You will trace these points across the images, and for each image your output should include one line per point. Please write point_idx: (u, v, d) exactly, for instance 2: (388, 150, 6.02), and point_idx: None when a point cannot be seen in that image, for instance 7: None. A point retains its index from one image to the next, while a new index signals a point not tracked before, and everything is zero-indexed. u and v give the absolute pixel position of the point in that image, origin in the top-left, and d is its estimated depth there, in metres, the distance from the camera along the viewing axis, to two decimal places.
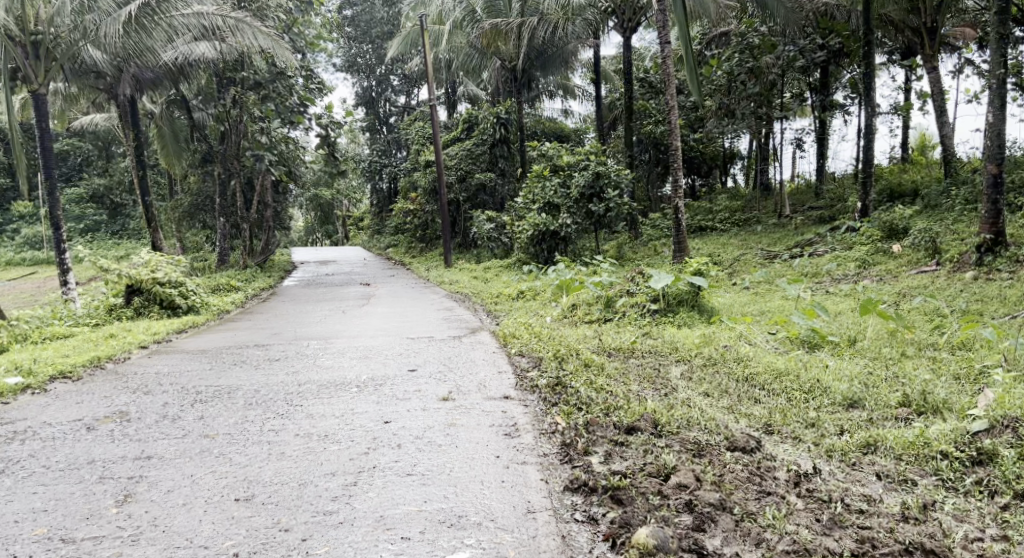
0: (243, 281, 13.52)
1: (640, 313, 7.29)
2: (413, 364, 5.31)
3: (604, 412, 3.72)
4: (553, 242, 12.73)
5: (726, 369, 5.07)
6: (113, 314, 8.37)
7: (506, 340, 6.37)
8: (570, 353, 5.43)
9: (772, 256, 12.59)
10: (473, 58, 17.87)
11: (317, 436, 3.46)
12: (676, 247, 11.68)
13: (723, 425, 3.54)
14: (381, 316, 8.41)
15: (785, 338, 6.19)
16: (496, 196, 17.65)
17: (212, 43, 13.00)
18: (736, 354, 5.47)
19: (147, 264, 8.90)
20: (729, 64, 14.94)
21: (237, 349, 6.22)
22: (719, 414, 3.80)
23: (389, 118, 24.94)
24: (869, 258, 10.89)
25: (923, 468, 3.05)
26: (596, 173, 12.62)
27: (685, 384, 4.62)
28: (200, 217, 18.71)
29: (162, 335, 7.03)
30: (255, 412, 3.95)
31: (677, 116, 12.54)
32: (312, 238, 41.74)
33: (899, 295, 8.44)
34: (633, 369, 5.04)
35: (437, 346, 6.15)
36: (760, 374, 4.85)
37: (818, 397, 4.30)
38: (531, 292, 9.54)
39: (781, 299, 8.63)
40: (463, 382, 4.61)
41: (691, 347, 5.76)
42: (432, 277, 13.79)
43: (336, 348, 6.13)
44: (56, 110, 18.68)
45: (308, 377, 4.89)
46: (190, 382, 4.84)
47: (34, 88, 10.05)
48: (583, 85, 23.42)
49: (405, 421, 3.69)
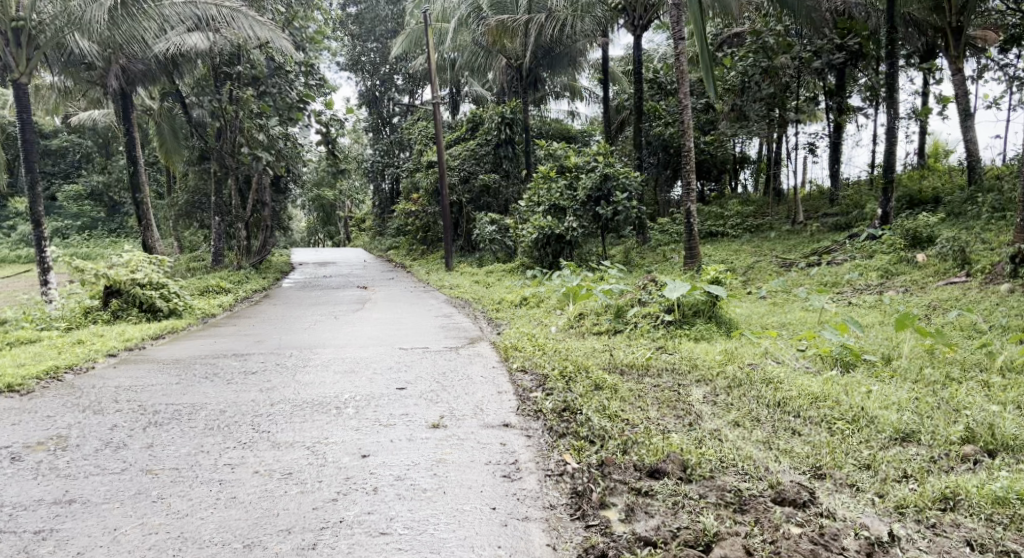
0: (235, 282, 12.98)
1: (653, 325, 6.71)
2: (404, 380, 4.75)
3: (622, 446, 3.16)
4: (559, 246, 12.16)
5: (754, 392, 4.54)
6: (89, 317, 7.82)
7: (507, 353, 5.80)
8: (579, 371, 4.88)
9: (788, 263, 12.02)
10: (478, 56, 17.30)
11: (279, 475, 2.92)
12: (688, 252, 11.13)
13: (763, 467, 2.98)
14: (374, 323, 7.86)
15: (815, 356, 5.60)
16: (500, 198, 17.12)
17: (205, 34, 12.54)
18: (763, 374, 4.92)
19: (127, 264, 8.33)
20: (744, 64, 14.35)
21: (213, 360, 5.68)
22: (757, 450, 3.25)
23: (392, 118, 23.78)
24: (892, 267, 10.33)
25: (1022, 535, 2.52)
26: (604, 175, 12.05)
27: (710, 411, 4.08)
28: (197, 216, 18.23)
29: (136, 341, 6.49)
30: (213, 439, 3.41)
31: (690, 115, 11.87)
32: (314, 239, 41.20)
33: (929, 308, 7.86)
34: (651, 391, 4.48)
35: (432, 359, 5.58)
36: (794, 399, 4.33)
37: (864, 428, 3.76)
38: (534, 299, 8.97)
39: (802, 311, 8.05)
40: (456, 405, 4.04)
41: (712, 365, 5.21)
42: (432, 281, 13.28)
43: (320, 360, 5.56)
44: (53, 105, 18.22)
45: (285, 395, 4.33)
46: (150, 398, 4.30)
47: (15, 77, 9.54)
48: (591, 86, 22.87)
49: (387, 456, 3.14)
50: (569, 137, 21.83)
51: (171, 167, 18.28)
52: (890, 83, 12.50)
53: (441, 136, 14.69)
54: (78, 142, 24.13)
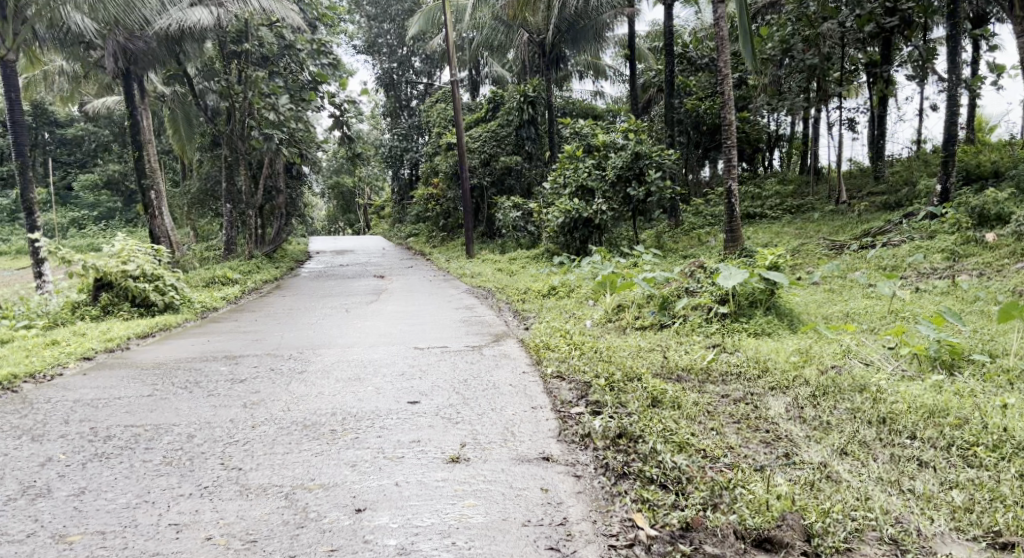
0: (244, 272, 12.24)
1: (705, 318, 5.82)
2: (417, 392, 3.93)
3: (710, 498, 2.49)
4: (587, 230, 11.27)
5: (848, 403, 3.68)
6: (77, 314, 7.11)
7: (539, 353, 4.96)
8: (629, 379, 4.04)
9: (838, 246, 11.01)
10: (499, 31, 16.30)
11: (240, 546, 2.23)
12: (729, 235, 10.12)
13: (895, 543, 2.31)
14: (387, 317, 7.05)
15: (907, 355, 4.67)
16: (523, 180, 16.16)
17: (207, 7, 11.57)
18: (852, 378, 4.05)
19: (118, 254, 7.52)
20: (784, 35, 13.20)
21: (197, 364, 4.88)
22: (884, 490, 2.54)
23: (410, 102, 23.06)
24: (959, 248, 9.25)
25: None
26: (636, 153, 10.99)
27: (804, 433, 3.25)
28: (211, 204, 17.54)
29: (117, 342, 5.72)
30: (165, 479, 2.65)
31: (729, 86, 10.63)
32: (334, 227, 40.39)
33: (1013, 294, 6.79)
34: (722, 405, 3.63)
35: (451, 363, 4.74)
36: (904, 414, 3.45)
37: (1017, 459, 2.97)
38: (564, 288, 8.05)
39: (865, 299, 7.08)
40: (481, 428, 3.24)
41: (786, 368, 4.32)
42: (453, 269, 12.51)
43: (321, 364, 4.76)
44: (62, 91, 17.64)
45: (272, 415, 3.53)
46: (107, 417, 3.50)
47: (2, 53, 8.90)
48: (616, 64, 21.74)
49: (392, 513, 2.43)
50: (595, 117, 20.71)
51: (184, 154, 17.71)
52: (948, 50, 11.21)
53: (460, 117, 13.75)
54: (93, 131, 23.45)
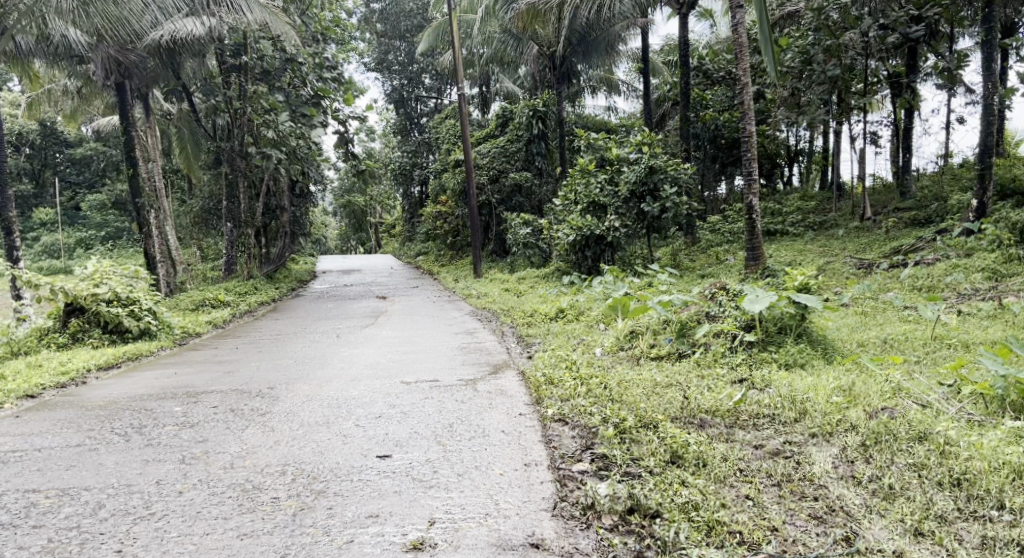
0: (240, 294, 11.72)
1: (729, 348, 5.12)
2: (391, 441, 3.31)
3: None
4: (598, 248, 10.62)
5: (909, 457, 2.97)
6: (43, 342, 6.59)
7: (539, 391, 4.29)
8: (644, 426, 3.35)
9: (866, 266, 10.30)
10: (508, 44, 15.76)
11: None
12: (749, 251, 9.37)
13: None
14: (379, 345, 6.43)
15: (970, 395, 3.93)
16: (533, 198, 15.64)
17: (199, 18, 11.16)
18: (910, 423, 3.26)
19: (91, 277, 6.97)
20: (801, 45, 12.38)
21: (148, 404, 4.26)
22: None
23: (421, 119, 22.63)
24: (1001, 267, 8.48)
25: None
26: (650, 167, 10.35)
27: (861, 501, 2.69)
28: (213, 223, 17.12)
29: (71, 376, 5.12)
30: None
31: (748, 95, 9.75)
32: (347, 245, 40.05)
33: None
34: (758, 460, 2.97)
35: (437, 402, 4.08)
36: (986, 476, 2.78)
37: None
38: (573, 312, 7.39)
39: (904, 323, 6.34)
40: (457, 496, 2.72)
41: (828, 411, 3.57)
42: (459, 289, 11.97)
43: (288, 405, 4.12)
44: (66, 111, 17.35)
45: (212, 474, 2.93)
46: (8, 479, 2.96)
47: None
48: (630, 79, 21.18)
49: None
50: (608, 133, 20.10)
51: (188, 172, 17.30)
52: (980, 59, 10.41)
53: (466, 132, 13.15)
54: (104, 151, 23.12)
